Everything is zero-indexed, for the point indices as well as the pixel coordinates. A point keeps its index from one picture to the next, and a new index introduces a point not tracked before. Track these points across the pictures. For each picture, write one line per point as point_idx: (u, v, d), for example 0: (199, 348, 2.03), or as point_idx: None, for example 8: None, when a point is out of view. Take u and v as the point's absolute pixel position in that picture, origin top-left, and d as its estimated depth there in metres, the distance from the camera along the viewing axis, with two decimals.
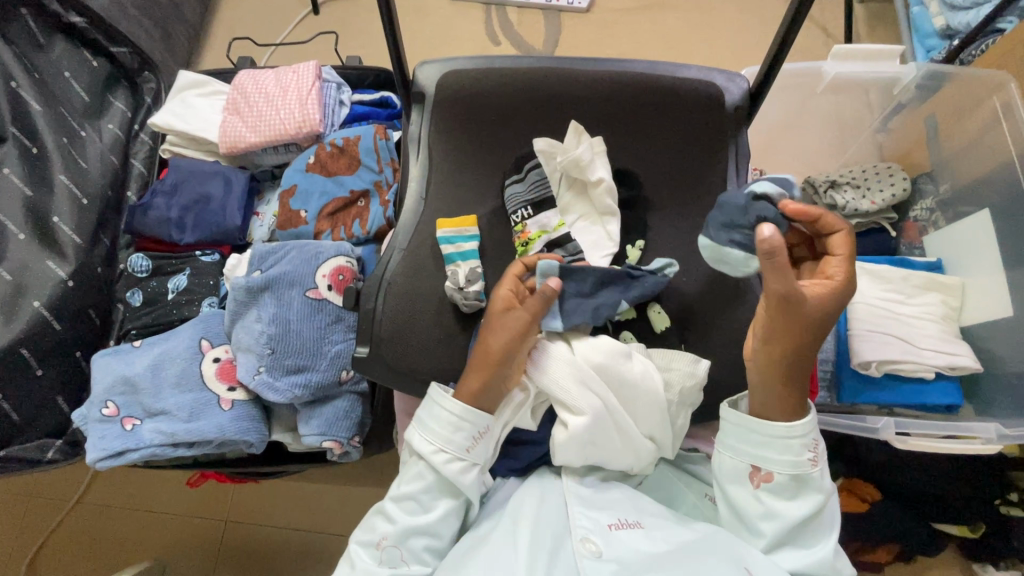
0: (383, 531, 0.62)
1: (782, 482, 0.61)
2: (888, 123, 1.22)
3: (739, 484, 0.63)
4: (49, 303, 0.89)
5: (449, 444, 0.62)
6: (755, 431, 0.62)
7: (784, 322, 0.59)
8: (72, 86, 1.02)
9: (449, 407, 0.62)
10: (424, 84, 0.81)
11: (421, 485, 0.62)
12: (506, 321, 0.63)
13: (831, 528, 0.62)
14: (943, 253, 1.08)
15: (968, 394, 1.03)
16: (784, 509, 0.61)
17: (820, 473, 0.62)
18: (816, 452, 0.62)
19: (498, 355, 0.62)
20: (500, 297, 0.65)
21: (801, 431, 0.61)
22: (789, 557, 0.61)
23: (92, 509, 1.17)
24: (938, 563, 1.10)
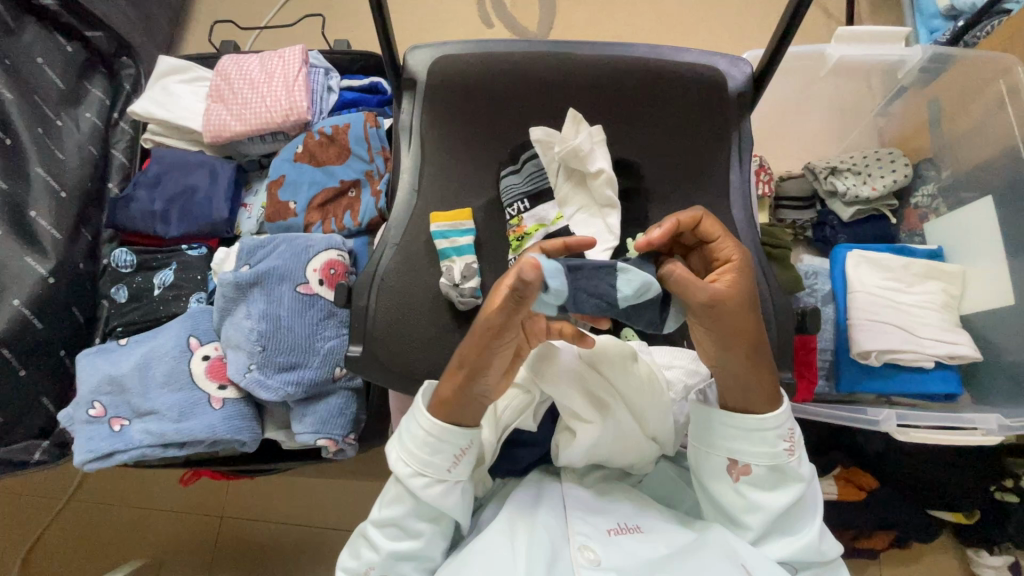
0: (370, 559, 0.60)
1: (763, 474, 0.58)
2: (889, 107, 1.19)
3: (719, 480, 0.59)
4: (30, 302, 0.86)
5: (427, 468, 0.58)
6: (731, 427, 0.58)
7: (721, 326, 0.53)
8: (45, 73, 0.96)
9: (424, 426, 0.57)
10: (415, 70, 0.78)
11: (403, 510, 0.59)
12: (484, 325, 0.53)
13: (814, 512, 0.59)
14: (944, 241, 1.07)
15: (967, 382, 1.03)
16: (768, 501, 0.58)
17: (798, 460, 0.58)
18: (792, 439, 0.58)
19: (468, 364, 0.54)
20: (491, 292, 0.54)
21: (775, 421, 0.57)
22: (777, 547, 0.58)
23: (84, 506, 1.15)
24: (934, 549, 1.11)
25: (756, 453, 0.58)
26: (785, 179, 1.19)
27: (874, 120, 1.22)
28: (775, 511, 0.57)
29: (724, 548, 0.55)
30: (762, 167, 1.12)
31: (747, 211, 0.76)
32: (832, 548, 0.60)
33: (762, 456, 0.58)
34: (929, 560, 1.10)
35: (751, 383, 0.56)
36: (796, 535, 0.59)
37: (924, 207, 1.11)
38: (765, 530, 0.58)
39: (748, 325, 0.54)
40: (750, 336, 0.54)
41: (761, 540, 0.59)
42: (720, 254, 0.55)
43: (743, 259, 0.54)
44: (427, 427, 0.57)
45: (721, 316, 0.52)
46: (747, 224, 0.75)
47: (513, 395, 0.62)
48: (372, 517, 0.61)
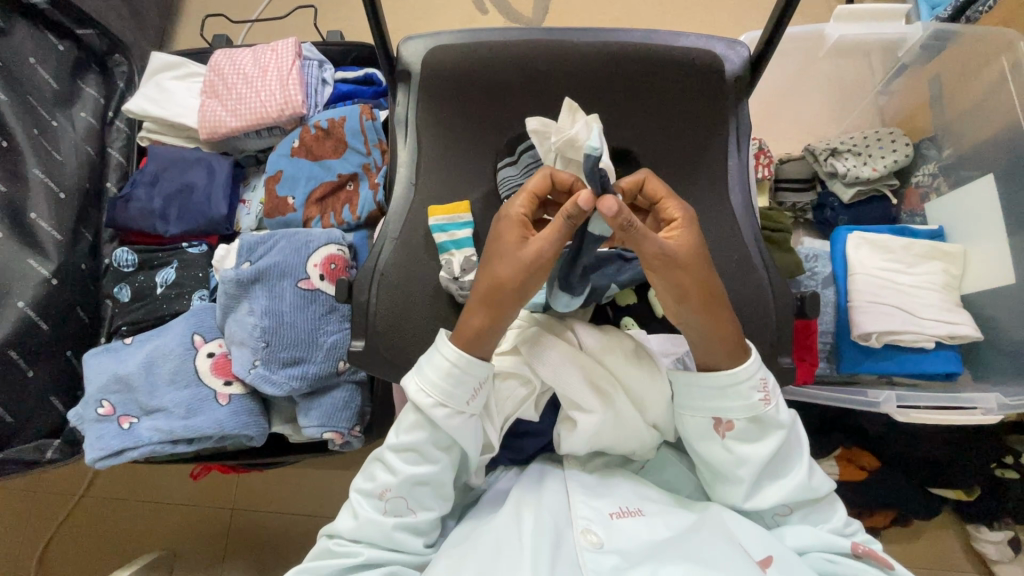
0: (384, 482, 0.61)
1: (746, 426, 0.59)
2: (890, 85, 1.18)
3: (705, 440, 0.60)
4: (34, 303, 0.87)
5: (449, 399, 0.59)
6: (705, 387, 0.58)
7: (676, 278, 0.54)
8: (38, 73, 0.96)
9: (448, 355, 0.58)
10: (409, 61, 0.77)
11: (423, 436, 0.60)
12: (512, 248, 0.56)
13: (799, 449, 0.61)
14: (945, 220, 1.07)
15: (967, 361, 1.04)
16: (754, 454, 0.59)
17: (775, 408, 0.59)
18: (766, 388, 0.58)
19: (495, 288, 0.56)
20: (508, 219, 0.58)
21: (746, 373, 0.57)
22: (772, 492, 0.60)
23: (97, 502, 1.17)
24: (935, 526, 1.12)
25: (734, 407, 0.58)
26: (785, 161, 1.19)
27: (874, 99, 1.21)
28: (762, 461, 0.58)
29: (720, 529, 0.56)
30: (762, 150, 1.11)
31: (745, 196, 0.76)
32: (822, 484, 0.61)
33: (739, 409, 0.58)
34: (931, 537, 1.12)
35: (717, 338, 0.57)
36: (786, 478, 0.60)
37: (924, 187, 1.11)
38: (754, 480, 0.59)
39: (705, 276, 0.55)
40: (705, 287, 0.55)
41: (758, 488, 0.60)
42: (666, 212, 0.57)
43: (687, 215, 0.56)
44: (453, 358, 0.58)
45: (675, 267, 0.53)
46: (746, 210, 0.75)
47: (518, 386, 0.62)
48: (389, 443, 0.62)
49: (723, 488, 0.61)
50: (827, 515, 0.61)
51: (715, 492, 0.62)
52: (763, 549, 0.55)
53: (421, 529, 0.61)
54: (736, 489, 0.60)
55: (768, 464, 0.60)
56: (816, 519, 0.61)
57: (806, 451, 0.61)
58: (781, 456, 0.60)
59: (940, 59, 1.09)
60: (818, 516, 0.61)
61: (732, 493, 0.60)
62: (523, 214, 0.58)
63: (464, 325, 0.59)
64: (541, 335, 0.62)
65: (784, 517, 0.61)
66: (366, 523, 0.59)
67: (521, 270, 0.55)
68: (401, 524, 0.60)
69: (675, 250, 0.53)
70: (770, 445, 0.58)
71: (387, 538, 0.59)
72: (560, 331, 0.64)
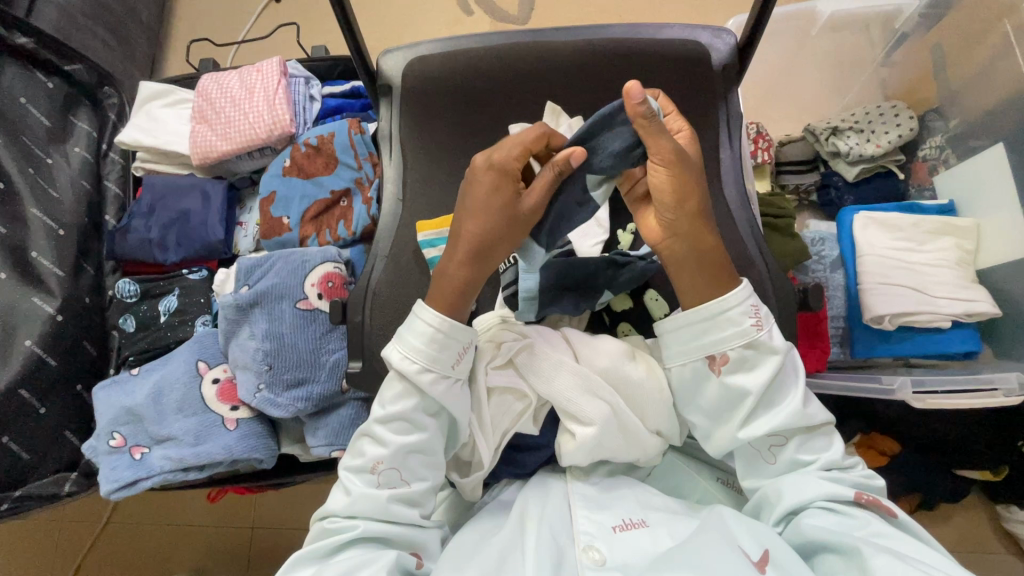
0: (376, 455, 0.59)
1: (740, 356, 0.56)
2: (891, 56, 1.14)
3: (701, 380, 0.58)
4: (42, 340, 0.88)
5: (434, 363, 0.57)
6: (698, 318, 0.57)
7: (678, 179, 0.53)
8: (30, 112, 0.96)
9: (429, 319, 0.57)
10: (390, 74, 0.77)
11: (411, 404, 0.59)
12: (506, 205, 0.55)
13: (797, 380, 0.58)
14: (955, 194, 1.04)
15: (987, 338, 1.00)
16: (750, 383, 0.56)
17: (768, 332, 0.56)
18: (758, 315, 0.57)
19: (488, 249, 0.56)
20: (505, 172, 0.54)
21: (734, 299, 0.56)
22: (763, 424, 0.57)
23: (121, 528, 1.19)
24: (962, 507, 1.09)
25: (726, 338, 0.56)
26: (785, 144, 1.16)
27: (875, 72, 1.17)
28: (760, 391, 0.56)
29: (718, 531, 0.53)
30: (760, 134, 1.09)
31: (740, 187, 0.74)
32: (817, 412, 0.59)
33: (731, 339, 0.56)
34: (959, 520, 1.09)
35: (709, 254, 0.56)
36: (780, 409, 0.57)
37: (932, 160, 1.08)
38: (749, 412, 0.57)
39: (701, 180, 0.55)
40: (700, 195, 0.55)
41: (752, 423, 0.57)
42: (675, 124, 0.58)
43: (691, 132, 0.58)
44: (435, 322, 0.57)
45: (686, 165, 0.53)
46: (741, 202, 0.73)
47: (515, 401, 0.61)
48: (376, 415, 0.60)
49: (719, 434, 0.59)
50: (821, 447, 0.59)
51: (711, 437, 0.60)
52: (758, 545, 0.52)
53: (416, 500, 0.60)
54: (732, 428, 0.58)
55: (765, 395, 0.57)
56: (811, 449, 0.59)
57: (801, 381, 0.58)
58: (776, 387, 0.57)
59: (940, 28, 1.05)
60: (813, 448, 0.59)
61: (727, 431, 0.58)
62: (517, 164, 0.55)
63: (445, 278, 0.58)
64: (534, 344, 0.61)
65: (780, 448, 0.59)
66: (360, 498, 0.58)
67: (513, 231, 0.55)
68: (395, 495, 0.58)
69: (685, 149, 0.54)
70: (764, 373, 0.56)
71: (383, 511, 0.57)
72: (557, 340, 0.62)
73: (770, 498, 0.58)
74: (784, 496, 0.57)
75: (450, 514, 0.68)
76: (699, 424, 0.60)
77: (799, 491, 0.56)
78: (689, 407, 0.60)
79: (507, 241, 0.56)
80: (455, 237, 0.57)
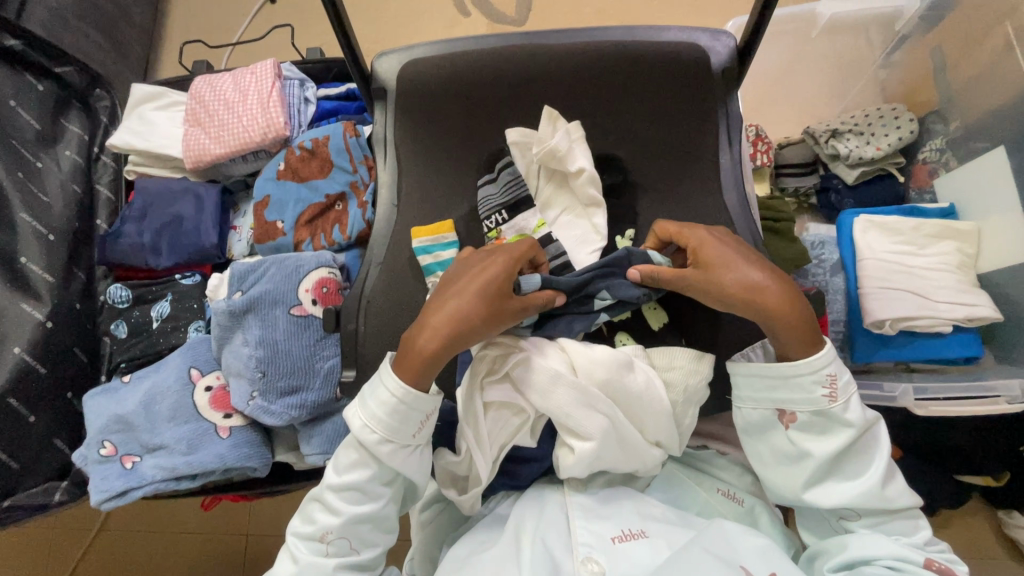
0: (326, 524, 0.58)
1: (809, 419, 0.58)
2: (890, 57, 1.13)
3: (768, 428, 0.61)
4: (31, 348, 0.86)
5: (394, 434, 0.57)
6: (769, 375, 0.59)
7: (716, 291, 0.60)
8: (20, 115, 0.94)
9: (390, 388, 0.56)
10: (385, 78, 0.75)
11: (366, 474, 0.58)
12: (491, 305, 0.57)
13: (876, 454, 0.58)
14: (955, 198, 1.03)
15: (988, 342, 1.00)
16: (816, 448, 0.58)
17: (845, 405, 0.57)
18: (834, 385, 0.57)
19: (463, 332, 0.57)
20: (499, 270, 0.59)
21: (809, 366, 0.57)
22: (832, 491, 0.58)
23: (113, 535, 1.18)
24: (963, 513, 1.09)
25: (797, 401, 0.58)
26: (784, 146, 1.15)
27: (874, 74, 1.16)
28: (824, 457, 0.57)
29: (720, 549, 0.52)
30: (759, 136, 1.09)
31: (741, 193, 0.72)
32: (897, 491, 0.58)
33: (803, 402, 0.58)
34: (959, 526, 1.08)
35: (789, 326, 0.57)
36: (853, 480, 0.58)
37: (932, 163, 1.07)
38: (815, 474, 0.58)
39: (749, 275, 0.59)
40: (757, 286, 0.58)
41: (820, 483, 0.59)
42: (683, 243, 0.63)
43: (700, 238, 0.62)
44: (394, 390, 0.56)
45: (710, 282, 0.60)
46: (742, 207, 0.71)
47: (511, 416, 0.59)
48: (329, 483, 0.59)
49: (782, 482, 0.61)
50: (904, 530, 0.58)
51: (772, 489, 0.61)
52: (764, 562, 0.51)
53: (365, 565, 0.60)
54: (796, 485, 0.59)
55: (834, 462, 0.58)
56: (891, 530, 0.58)
57: (882, 457, 0.58)
58: (847, 456, 0.58)
59: (939, 32, 1.03)
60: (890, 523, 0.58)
61: (791, 487, 0.60)
62: (511, 270, 0.60)
63: (413, 348, 0.58)
64: (531, 358, 0.58)
65: (849, 521, 0.59)
66: (308, 567, 0.57)
67: (487, 326, 0.58)
68: (342, 564, 0.58)
69: (697, 279, 0.61)
70: (835, 441, 0.57)
71: None
72: (553, 352, 0.58)
73: (831, 550, 0.58)
74: (847, 547, 0.57)
75: (444, 526, 0.67)
76: (760, 470, 0.63)
77: (866, 545, 0.56)
78: (754, 447, 0.62)
79: (478, 333, 0.57)
80: (433, 312, 0.58)
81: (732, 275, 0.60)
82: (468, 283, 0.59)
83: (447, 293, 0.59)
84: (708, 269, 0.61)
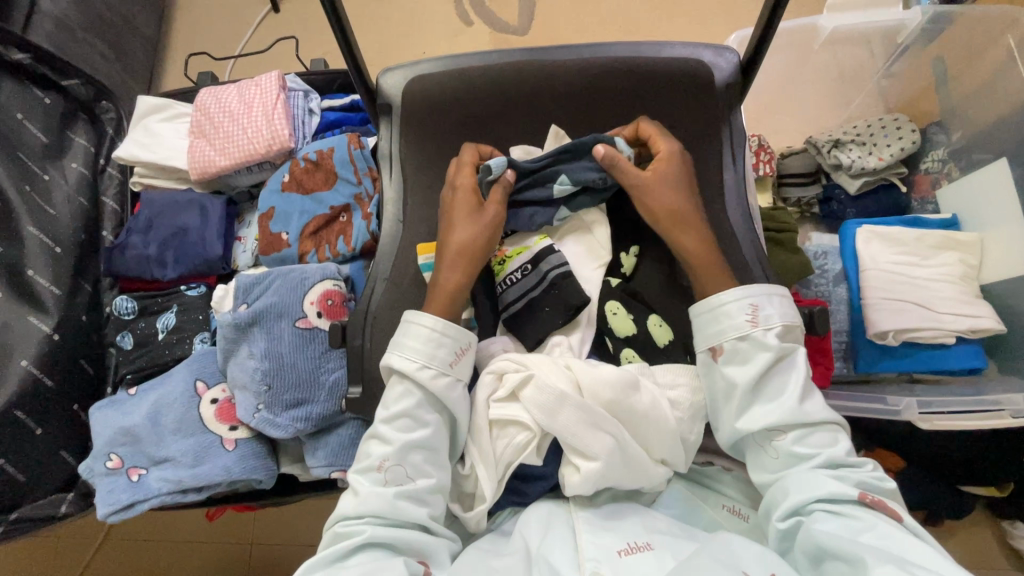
0: (381, 454, 0.58)
1: (733, 348, 0.59)
2: (891, 68, 1.13)
3: (704, 369, 0.61)
4: (38, 360, 0.87)
5: (433, 359, 0.60)
6: (699, 311, 0.61)
7: (656, 205, 0.65)
8: (27, 129, 0.95)
9: (426, 323, 0.61)
10: (390, 94, 0.76)
11: (413, 400, 0.60)
12: (472, 217, 0.65)
13: (799, 378, 0.58)
14: (958, 208, 1.03)
15: (991, 353, 1.00)
16: (740, 376, 0.58)
17: (764, 331, 0.58)
18: (755, 311, 0.59)
19: (470, 249, 0.64)
20: (461, 189, 0.67)
21: (731, 295, 0.60)
22: (761, 419, 0.57)
23: (119, 544, 1.18)
24: (968, 523, 1.08)
25: (723, 329, 0.60)
26: (786, 156, 1.15)
27: (876, 84, 1.16)
28: (746, 384, 0.57)
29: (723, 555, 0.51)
30: (762, 146, 1.09)
31: (744, 208, 0.73)
32: (818, 409, 0.58)
33: (727, 331, 0.59)
34: (964, 537, 1.08)
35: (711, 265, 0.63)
36: (777, 403, 0.58)
37: (935, 173, 1.07)
38: (742, 405, 0.58)
39: (685, 205, 0.65)
40: (689, 216, 0.64)
41: (750, 416, 0.58)
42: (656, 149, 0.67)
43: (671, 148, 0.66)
44: (431, 322, 0.60)
45: (659, 195, 0.65)
46: (745, 224, 0.72)
47: (516, 434, 0.59)
48: (380, 417, 0.60)
49: (721, 423, 0.60)
50: (831, 452, 0.57)
51: (716, 429, 0.61)
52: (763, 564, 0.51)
53: (423, 498, 0.57)
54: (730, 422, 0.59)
55: (758, 387, 0.58)
56: (821, 454, 0.56)
57: (801, 376, 0.58)
58: (771, 383, 0.58)
59: (940, 41, 1.05)
60: (814, 443, 0.57)
61: (727, 425, 0.60)
62: (470, 183, 0.67)
63: (441, 282, 0.64)
64: (535, 376, 0.58)
65: (785, 449, 0.57)
66: (368, 496, 0.56)
67: (482, 234, 0.65)
68: (401, 492, 0.56)
69: (648, 184, 0.65)
70: (754, 367, 0.57)
71: (391, 508, 0.55)
72: (558, 370, 0.59)
73: (776, 498, 0.57)
74: (789, 494, 0.55)
75: None
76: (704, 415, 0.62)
77: (804, 491, 0.54)
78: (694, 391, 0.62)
79: (479, 245, 0.65)
80: (443, 248, 0.65)
81: (682, 189, 0.65)
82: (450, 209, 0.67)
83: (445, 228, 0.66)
84: (663, 178, 0.65)
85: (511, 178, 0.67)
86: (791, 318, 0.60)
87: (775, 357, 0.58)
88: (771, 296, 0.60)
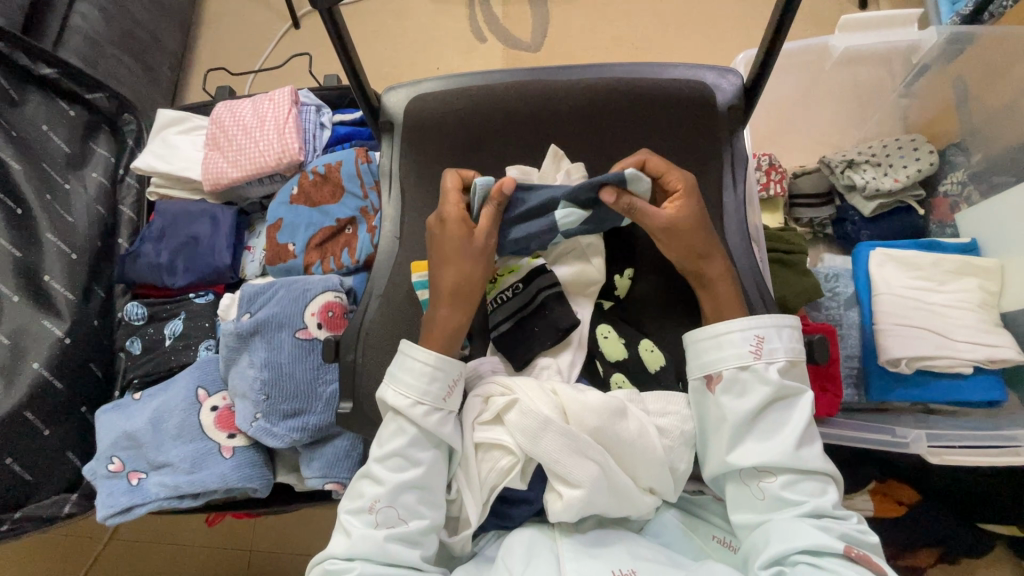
0: (373, 494, 0.59)
1: (732, 378, 0.58)
2: (911, 87, 1.09)
3: (700, 397, 0.60)
4: (49, 364, 0.89)
5: (426, 397, 0.60)
6: (701, 337, 0.61)
7: (684, 242, 0.63)
8: (51, 139, 0.99)
9: (422, 358, 0.60)
10: (393, 112, 0.77)
11: (406, 440, 0.59)
12: (466, 247, 0.64)
13: (796, 419, 0.57)
14: (978, 233, 1.00)
15: (1012, 384, 0.95)
16: (738, 406, 0.58)
17: (767, 364, 0.58)
18: (759, 343, 0.59)
19: (466, 282, 0.64)
20: (450, 219, 0.65)
21: (738, 324, 0.60)
22: (750, 455, 0.57)
23: (121, 546, 1.20)
24: (988, 562, 1.03)
25: (724, 357, 0.59)
26: (799, 176, 1.12)
27: (896, 101, 1.13)
28: (740, 415, 0.57)
29: None
30: (772, 166, 1.07)
31: (744, 230, 0.71)
32: (813, 456, 0.56)
33: (728, 360, 0.59)
34: None
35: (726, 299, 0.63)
36: (771, 441, 0.57)
37: (954, 196, 1.04)
38: (733, 436, 0.58)
39: (708, 239, 0.64)
40: (711, 251, 0.63)
41: (739, 450, 0.58)
42: (668, 182, 0.64)
43: (686, 186, 0.64)
44: (423, 357, 0.60)
45: (680, 234, 0.63)
46: (744, 247, 0.71)
47: (501, 457, 0.58)
48: (374, 455, 0.61)
49: (710, 456, 0.60)
50: (815, 500, 0.55)
51: (705, 460, 0.60)
52: None
53: (414, 539, 0.57)
54: (718, 453, 0.59)
55: (753, 420, 0.58)
56: (806, 499, 0.55)
57: (800, 417, 0.57)
58: (769, 419, 0.58)
59: (961, 60, 1.02)
60: (802, 490, 0.56)
61: (717, 457, 0.59)
62: (459, 211, 0.65)
63: (439, 320, 0.63)
64: (519, 401, 0.57)
65: (771, 490, 0.56)
66: (359, 539, 0.56)
67: (479, 264, 0.65)
68: (393, 535, 0.56)
69: (675, 224, 0.63)
70: (753, 400, 0.57)
71: (382, 552, 0.56)
72: (544, 394, 0.58)
73: (757, 544, 0.55)
74: (772, 541, 0.54)
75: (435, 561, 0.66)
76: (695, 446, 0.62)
77: (786, 542, 0.53)
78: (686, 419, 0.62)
79: (476, 275, 0.64)
80: (437, 287, 0.64)
81: (699, 227, 0.63)
82: (444, 243, 0.65)
83: (437, 263, 0.65)
84: (684, 216, 0.63)
85: (505, 189, 0.64)
86: (797, 354, 0.60)
87: (773, 394, 0.57)
88: (781, 333, 0.60)
